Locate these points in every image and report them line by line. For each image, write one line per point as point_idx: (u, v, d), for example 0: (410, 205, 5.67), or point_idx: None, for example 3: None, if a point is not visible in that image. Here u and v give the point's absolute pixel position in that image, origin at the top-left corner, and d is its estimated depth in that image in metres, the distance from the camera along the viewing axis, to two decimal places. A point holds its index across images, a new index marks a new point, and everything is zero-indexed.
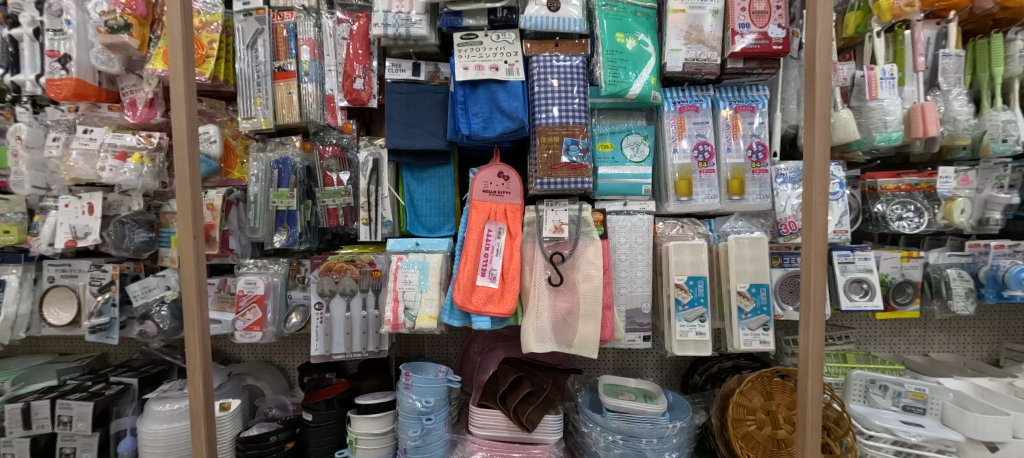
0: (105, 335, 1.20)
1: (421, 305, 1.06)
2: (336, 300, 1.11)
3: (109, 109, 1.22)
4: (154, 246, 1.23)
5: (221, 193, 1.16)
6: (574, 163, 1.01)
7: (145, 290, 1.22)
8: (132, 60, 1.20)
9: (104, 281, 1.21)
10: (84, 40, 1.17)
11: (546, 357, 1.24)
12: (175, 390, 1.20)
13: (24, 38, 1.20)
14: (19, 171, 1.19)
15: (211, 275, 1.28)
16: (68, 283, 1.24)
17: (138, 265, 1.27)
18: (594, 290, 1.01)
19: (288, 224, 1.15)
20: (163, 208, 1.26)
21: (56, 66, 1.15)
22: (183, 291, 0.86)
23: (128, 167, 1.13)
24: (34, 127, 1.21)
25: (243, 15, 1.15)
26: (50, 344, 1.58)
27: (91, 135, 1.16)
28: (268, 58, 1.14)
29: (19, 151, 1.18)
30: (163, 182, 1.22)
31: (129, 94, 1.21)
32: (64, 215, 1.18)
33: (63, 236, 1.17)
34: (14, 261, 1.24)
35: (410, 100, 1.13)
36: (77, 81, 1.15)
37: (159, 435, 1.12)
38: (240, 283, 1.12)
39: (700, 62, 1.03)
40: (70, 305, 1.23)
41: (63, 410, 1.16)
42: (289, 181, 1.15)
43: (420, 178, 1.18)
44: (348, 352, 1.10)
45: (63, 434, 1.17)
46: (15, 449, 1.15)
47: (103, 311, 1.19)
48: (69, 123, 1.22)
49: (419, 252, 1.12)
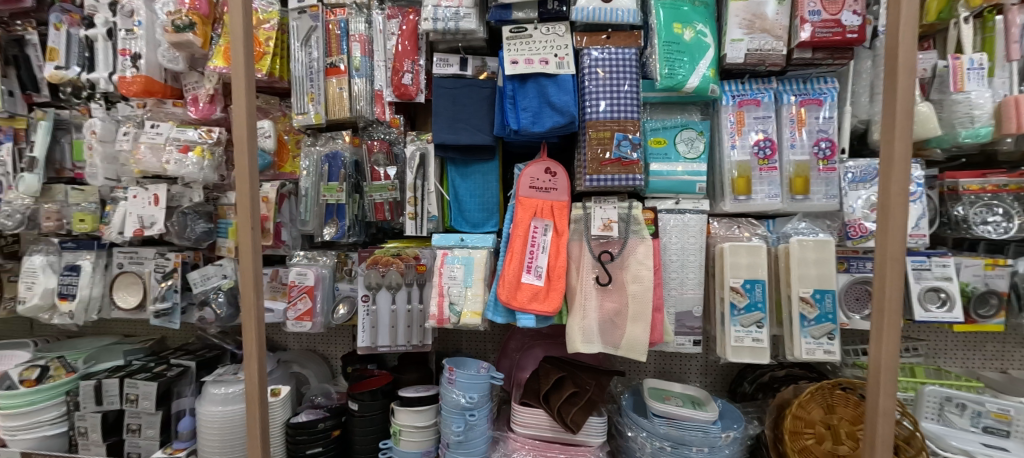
0: (167, 320, 1.26)
1: (466, 300, 1.06)
2: (381, 293, 1.12)
3: (173, 105, 1.28)
4: (214, 236, 1.28)
5: (275, 186, 1.20)
6: (625, 159, 0.98)
7: (203, 278, 1.27)
8: (194, 58, 1.25)
9: (167, 268, 1.28)
10: (152, 40, 1.23)
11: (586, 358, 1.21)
12: (229, 375, 1.26)
13: (100, 39, 1.29)
14: (93, 163, 1.27)
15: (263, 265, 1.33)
16: (135, 269, 1.31)
17: (198, 254, 1.33)
18: (645, 291, 0.98)
19: (337, 217, 1.17)
20: (221, 200, 1.32)
21: (127, 64, 1.22)
22: (240, 281, 0.92)
23: (190, 160, 1.19)
24: (107, 123, 1.29)
25: (297, 13, 1.18)
26: (117, 325, 1.71)
27: (158, 130, 1.22)
28: (321, 54, 1.17)
29: (94, 145, 1.27)
30: (222, 175, 1.28)
31: (191, 91, 1.27)
32: (133, 205, 1.25)
33: (132, 225, 1.24)
34: (89, 248, 1.33)
35: (456, 95, 1.13)
36: (146, 79, 1.21)
37: (215, 417, 1.18)
38: (291, 274, 1.16)
39: (764, 52, 0.97)
40: (137, 290, 1.31)
41: (131, 389, 1.24)
42: (339, 175, 1.17)
43: (465, 173, 1.18)
44: (393, 344, 1.12)
45: (129, 411, 1.25)
46: (89, 422, 1.24)
47: (167, 296, 1.26)
48: (138, 118, 1.29)
49: (463, 247, 1.12)
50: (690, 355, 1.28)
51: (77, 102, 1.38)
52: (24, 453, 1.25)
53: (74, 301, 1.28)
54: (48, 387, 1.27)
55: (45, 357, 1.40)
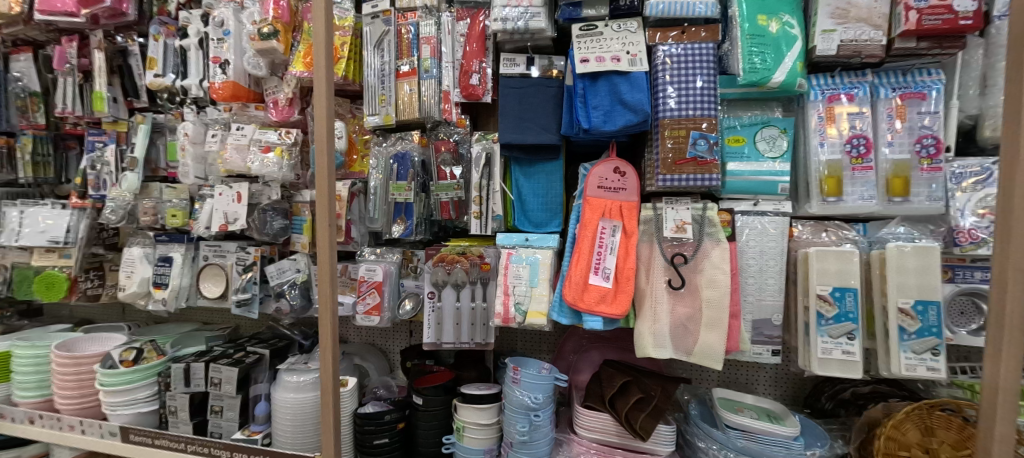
0: (247, 310, 1.35)
1: (531, 300, 1.06)
2: (447, 291, 1.14)
3: (255, 108, 1.37)
4: (289, 232, 1.37)
5: (347, 185, 1.26)
6: (701, 158, 0.94)
7: (280, 272, 1.35)
8: (275, 64, 1.34)
9: (248, 262, 1.37)
10: (239, 48, 1.33)
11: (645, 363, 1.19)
12: (300, 364, 1.34)
13: (192, 48, 1.43)
14: (185, 163, 1.38)
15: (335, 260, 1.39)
16: (218, 262, 1.42)
17: (274, 248, 1.41)
18: (720, 297, 0.94)
19: (405, 215, 1.21)
20: (295, 198, 1.39)
21: (217, 71, 1.32)
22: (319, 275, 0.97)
23: (271, 159, 1.27)
24: (197, 126, 1.40)
25: (371, 18, 1.24)
26: (198, 314, 1.87)
27: (242, 132, 1.32)
28: (392, 57, 1.21)
29: (186, 146, 1.38)
30: (298, 175, 1.35)
31: (271, 95, 1.36)
32: (218, 202, 1.35)
33: (218, 221, 1.34)
34: (180, 241, 1.45)
35: (522, 95, 1.12)
36: (234, 84, 1.32)
37: (289, 403, 1.25)
38: (361, 269, 1.21)
39: (860, 43, 0.90)
40: (219, 281, 1.41)
41: (215, 373, 1.34)
42: (407, 175, 1.20)
43: (529, 173, 1.17)
44: (457, 341, 1.14)
45: (213, 393, 1.34)
46: (178, 402, 1.35)
47: (247, 287, 1.35)
48: (224, 121, 1.39)
49: (528, 247, 1.12)
50: (760, 365, 1.21)
51: (171, 107, 1.51)
52: (122, 428, 1.36)
53: (167, 290, 1.40)
54: (146, 366, 1.41)
55: (138, 341, 1.53)
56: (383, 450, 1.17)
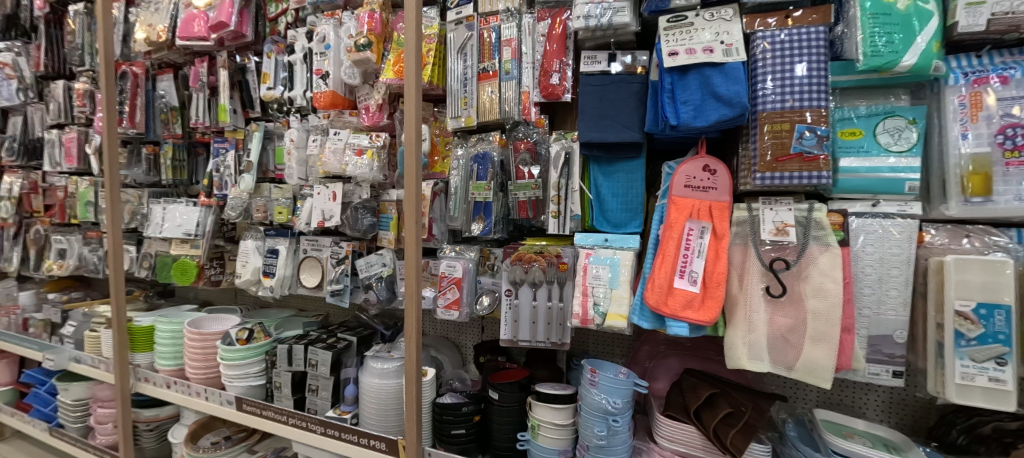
0: (340, 298, 1.48)
1: (611, 302, 1.05)
2: (524, 289, 1.16)
3: (350, 114, 1.54)
4: (377, 229, 1.48)
5: (431, 184, 1.33)
6: (807, 154, 0.86)
7: (368, 265, 1.47)
8: (367, 73, 1.50)
9: (341, 255, 1.51)
10: (337, 60, 1.52)
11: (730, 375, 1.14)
12: (384, 353, 1.44)
13: (298, 62, 1.62)
14: (291, 167, 1.58)
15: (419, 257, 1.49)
16: (315, 255, 1.57)
17: (363, 244, 1.54)
18: (830, 308, 0.85)
19: (484, 214, 1.24)
20: (382, 197, 1.50)
21: (319, 82, 1.53)
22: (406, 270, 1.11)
23: (364, 162, 1.42)
24: (301, 131, 1.59)
25: (455, 24, 1.31)
26: (294, 301, 2.12)
27: (339, 136, 1.49)
28: (475, 61, 1.26)
29: (292, 151, 1.57)
30: (386, 176, 1.48)
31: (363, 102, 1.51)
32: (318, 201, 1.50)
33: (317, 218, 1.49)
34: (285, 236, 1.63)
35: (603, 92, 1.10)
36: (332, 93, 1.51)
37: (374, 388, 1.34)
38: (443, 265, 1.27)
39: (1020, 15, 0.76)
40: (316, 272, 1.56)
41: (312, 354, 1.48)
42: (487, 174, 1.24)
43: (608, 172, 1.15)
44: (533, 340, 1.15)
45: (310, 373, 1.48)
46: (282, 379, 1.52)
47: (340, 279, 1.49)
48: (322, 127, 1.58)
49: (608, 248, 1.11)
50: (862, 385, 1.08)
51: (280, 116, 1.74)
52: (238, 397, 1.57)
53: (275, 279, 1.58)
54: (257, 345, 1.60)
55: (250, 322, 1.73)
56: (460, 440, 1.22)
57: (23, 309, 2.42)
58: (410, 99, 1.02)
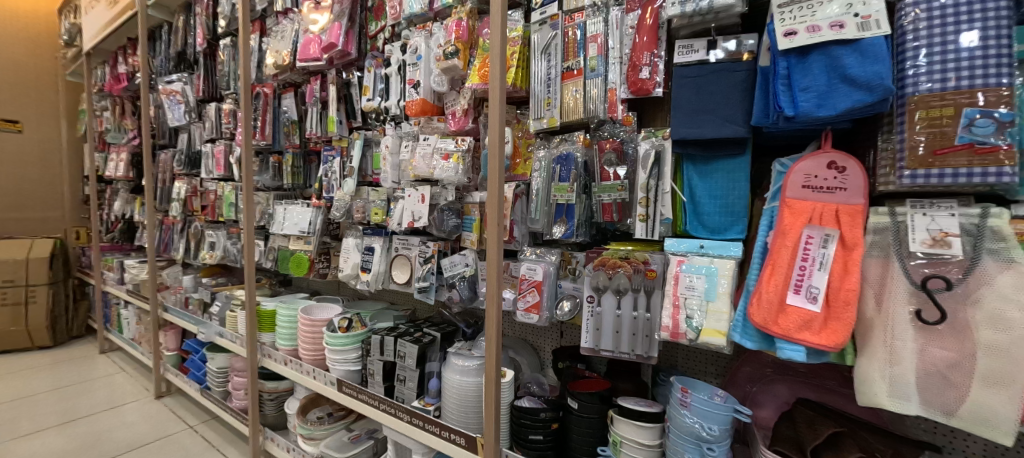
0: (426, 296, 1.56)
1: (706, 316, 0.96)
2: (607, 296, 1.10)
3: (438, 120, 1.64)
4: (461, 230, 1.56)
5: (513, 187, 1.37)
6: (982, 146, 0.68)
7: (451, 265, 1.53)
8: (454, 80, 1.61)
9: (428, 254, 1.59)
10: (427, 69, 1.65)
11: (860, 411, 0.97)
12: (466, 351, 1.46)
13: (393, 74, 1.78)
14: (386, 171, 1.74)
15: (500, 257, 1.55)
16: (405, 253, 1.68)
17: (447, 244, 1.61)
18: (1013, 344, 0.67)
19: (567, 217, 1.20)
20: (466, 199, 1.58)
21: (412, 91, 1.67)
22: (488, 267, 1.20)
23: (451, 165, 1.49)
24: (394, 138, 1.75)
25: (540, 25, 1.29)
26: (386, 294, 2.33)
27: (428, 141, 1.58)
28: (559, 60, 1.23)
29: (387, 156, 1.74)
30: (470, 178, 1.56)
31: (451, 107, 1.63)
32: (409, 203, 1.62)
33: (407, 219, 1.60)
34: (379, 235, 1.77)
35: (701, 84, 1.00)
36: (423, 101, 1.63)
37: (456, 384, 1.38)
38: (524, 268, 1.27)
39: None
40: (405, 270, 1.66)
41: (401, 347, 1.56)
42: (570, 176, 1.19)
43: (704, 172, 1.06)
44: (616, 351, 1.09)
45: (399, 364, 1.57)
46: (375, 368, 1.64)
47: (427, 277, 1.57)
48: (414, 133, 1.70)
49: (703, 256, 1.02)
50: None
51: (376, 124, 1.91)
52: (339, 379, 1.72)
53: (371, 275, 1.73)
54: (355, 333, 1.75)
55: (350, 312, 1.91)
56: (538, 446, 1.18)
57: (185, 291, 2.97)
58: (494, 103, 1.12)
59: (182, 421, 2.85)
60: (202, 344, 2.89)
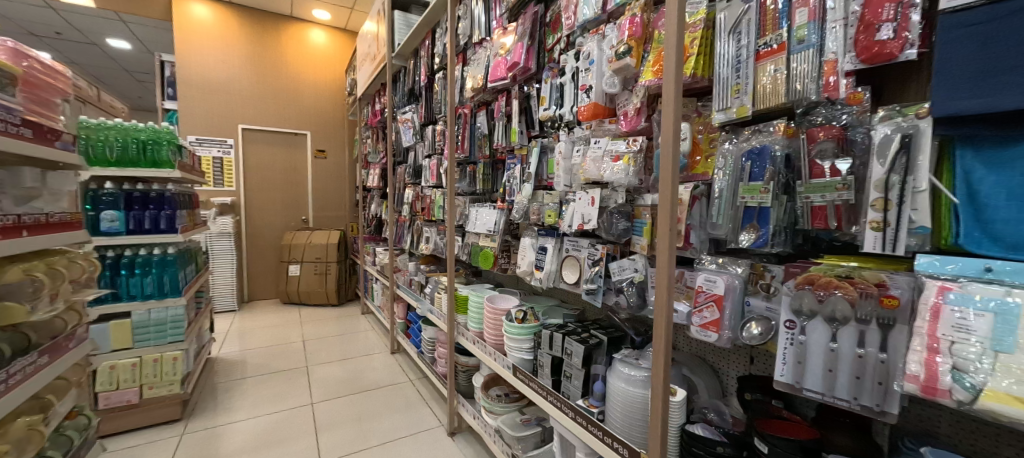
0: (594, 297, 1.73)
1: (995, 374, 0.68)
2: (816, 325, 0.96)
3: (609, 122, 1.71)
4: (630, 234, 1.61)
5: (690, 188, 1.26)
6: None
7: (620, 269, 1.62)
8: (627, 79, 1.61)
9: (597, 256, 1.74)
10: (600, 72, 1.70)
11: None
12: (631, 359, 1.51)
13: (568, 82, 1.89)
14: (559, 175, 1.90)
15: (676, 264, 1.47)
16: (574, 254, 1.86)
17: (616, 247, 1.71)
18: None
19: (759, 222, 1.10)
20: (637, 202, 1.62)
21: (584, 96, 1.76)
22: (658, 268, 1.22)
23: (621, 166, 1.56)
24: (568, 144, 1.89)
25: (727, 2, 1.15)
26: (558, 291, 2.48)
27: (599, 145, 1.69)
28: (752, 38, 1.08)
29: (560, 161, 1.89)
30: (641, 179, 1.57)
31: (623, 107, 1.63)
32: (579, 206, 1.77)
33: (578, 221, 1.76)
34: (552, 235, 2.00)
35: (987, 34, 0.73)
36: (594, 104, 1.71)
37: (617, 392, 1.43)
38: (701, 279, 1.22)
39: None
40: (574, 269, 1.85)
41: (568, 345, 1.71)
42: (763, 175, 1.08)
43: (996, 164, 0.76)
44: (826, 394, 0.94)
45: (566, 361, 1.72)
46: (544, 360, 1.84)
47: (595, 279, 1.73)
48: (586, 137, 1.83)
49: (991, 284, 0.74)
50: None
51: (553, 131, 2.09)
52: (513, 365, 2.00)
53: (544, 272, 1.97)
54: (529, 325, 2.00)
55: (527, 305, 2.19)
56: None
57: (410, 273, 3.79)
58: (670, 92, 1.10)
59: (406, 374, 3.79)
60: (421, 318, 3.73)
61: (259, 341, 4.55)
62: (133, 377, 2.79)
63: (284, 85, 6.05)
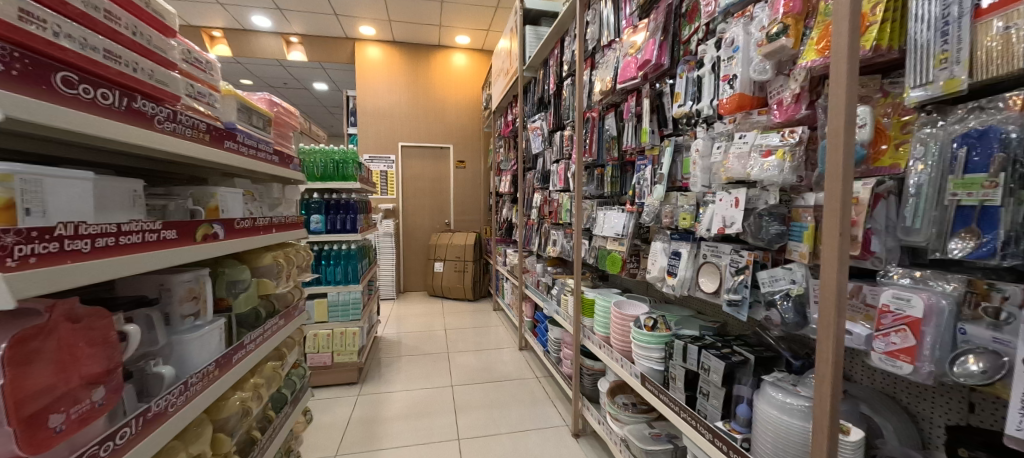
0: (737, 309, 1.56)
1: None
2: None
3: (758, 113, 1.52)
4: (785, 239, 1.41)
5: (870, 185, 1.09)
6: None
7: (772, 279, 1.44)
8: (782, 63, 1.43)
9: (741, 265, 1.57)
10: (746, 59, 1.53)
11: None
12: (787, 384, 1.34)
13: (707, 74, 1.75)
14: (696, 174, 1.77)
15: (852, 277, 1.24)
16: (714, 261, 1.71)
17: (767, 255, 1.53)
18: None
19: (979, 226, 0.88)
20: (795, 203, 1.42)
21: (727, 87, 1.60)
22: (824, 278, 1.07)
23: (773, 163, 1.37)
24: (707, 141, 1.75)
25: None
26: (694, 302, 2.31)
27: (745, 139, 1.52)
28: None
29: (697, 160, 1.76)
30: (800, 176, 1.37)
31: (776, 95, 1.45)
32: (719, 207, 1.62)
33: (717, 224, 1.61)
34: (687, 240, 1.87)
35: None
36: (739, 95, 1.54)
37: (768, 418, 1.28)
38: (886, 296, 1.01)
39: None
40: (714, 277, 1.70)
41: (705, 359, 1.58)
42: (987, 165, 0.87)
43: None
44: None
45: (702, 377, 1.59)
46: (676, 373, 1.72)
47: (739, 289, 1.56)
48: (729, 132, 1.66)
49: None
50: None
51: (688, 128, 1.95)
52: (642, 374, 1.93)
53: (677, 278, 1.85)
54: (659, 334, 1.90)
55: (656, 313, 2.09)
56: None
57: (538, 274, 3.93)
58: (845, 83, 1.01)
59: (533, 371, 3.93)
60: (548, 318, 3.82)
61: (409, 327, 5.23)
62: (328, 345, 3.50)
63: (432, 105, 6.87)
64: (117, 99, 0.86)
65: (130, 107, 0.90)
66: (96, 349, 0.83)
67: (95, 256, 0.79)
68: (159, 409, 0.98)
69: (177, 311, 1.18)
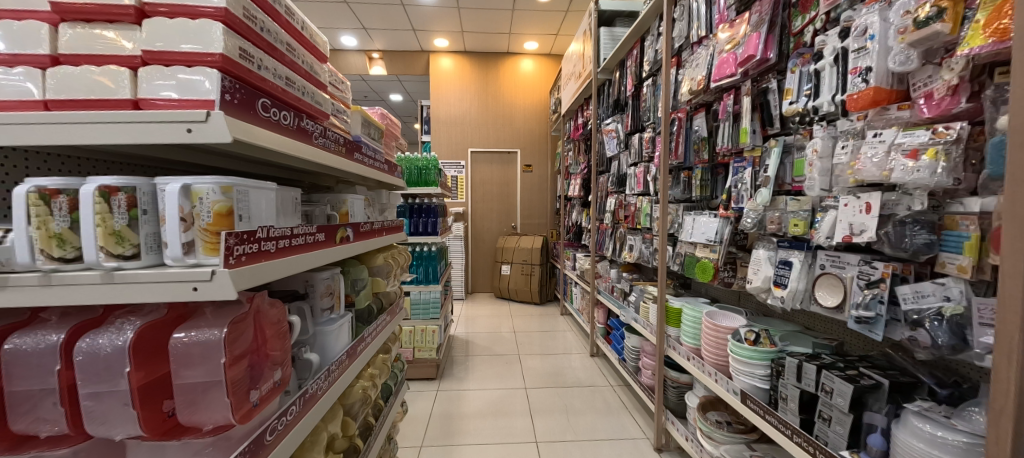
0: (869, 328, 1.40)
1: None
2: None
3: (898, 108, 1.36)
4: (935, 250, 1.24)
5: None
6: None
7: (917, 296, 1.28)
8: (931, 51, 1.26)
9: (874, 277, 1.40)
10: (883, 49, 1.36)
11: None
12: (937, 415, 1.19)
13: (828, 67, 1.60)
14: (813, 177, 1.63)
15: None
16: (836, 272, 1.55)
17: (908, 267, 1.35)
18: None
19: None
20: (948, 209, 1.25)
21: (858, 81, 1.44)
22: (1003, 297, 0.92)
23: (922, 164, 1.21)
24: (827, 140, 1.60)
25: None
26: (800, 316, 2.12)
27: (881, 138, 1.36)
28: None
29: (815, 161, 1.62)
30: (957, 179, 1.20)
31: (922, 87, 1.28)
32: (845, 213, 1.47)
33: (842, 231, 1.46)
34: (800, 248, 1.71)
35: None
36: (875, 89, 1.37)
37: (914, 452, 1.16)
38: None
39: None
40: (837, 291, 1.53)
41: (826, 381, 1.43)
42: None
43: None
44: None
45: (823, 400, 1.44)
46: (788, 393, 1.58)
47: (871, 305, 1.39)
48: (858, 130, 1.50)
49: None
50: None
51: (801, 127, 1.80)
52: (743, 391, 1.80)
53: (788, 290, 1.70)
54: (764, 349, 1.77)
55: (759, 326, 1.94)
56: None
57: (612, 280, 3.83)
58: None
59: (606, 378, 3.84)
60: (623, 325, 3.72)
61: (480, 327, 5.37)
62: (411, 340, 3.70)
63: (503, 110, 7.02)
64: (290, 119, 1.00)
65: (298, 126, 1.04)
66: (274, 337, 0.96)
67: (278, 254, 0.92)
68: (313, 391, 1.11)
69: (318, 305, 1.33)
